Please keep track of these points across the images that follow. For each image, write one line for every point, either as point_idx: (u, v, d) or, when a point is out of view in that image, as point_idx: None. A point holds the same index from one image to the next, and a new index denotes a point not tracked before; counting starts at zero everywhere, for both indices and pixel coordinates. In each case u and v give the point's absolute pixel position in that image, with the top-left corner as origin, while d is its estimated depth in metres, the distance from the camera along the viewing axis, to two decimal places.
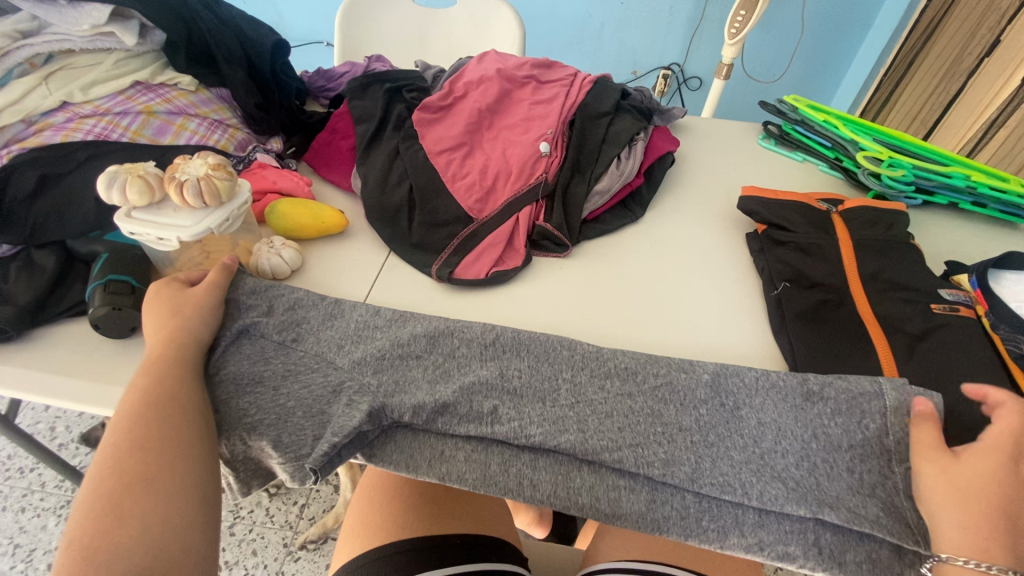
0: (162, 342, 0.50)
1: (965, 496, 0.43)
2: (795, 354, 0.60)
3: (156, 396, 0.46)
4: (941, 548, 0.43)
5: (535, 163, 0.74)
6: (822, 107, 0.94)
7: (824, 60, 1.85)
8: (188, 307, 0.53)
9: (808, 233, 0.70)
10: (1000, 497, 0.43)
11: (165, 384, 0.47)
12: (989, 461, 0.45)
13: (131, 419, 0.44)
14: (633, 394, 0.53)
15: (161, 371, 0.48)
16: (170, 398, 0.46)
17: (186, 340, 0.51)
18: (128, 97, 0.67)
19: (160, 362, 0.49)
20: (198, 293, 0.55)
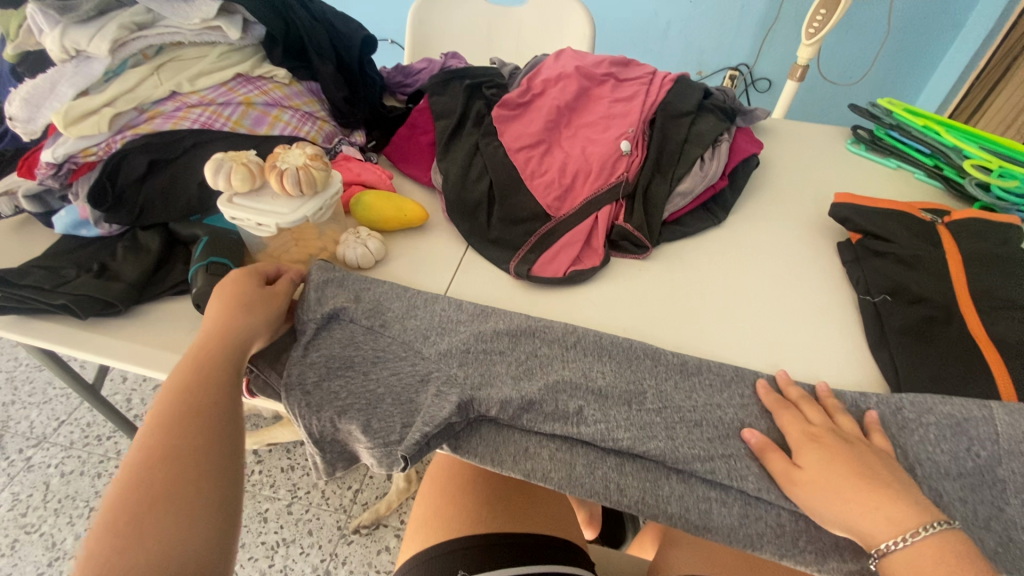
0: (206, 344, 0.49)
1: (839, 485, 0.44)
2: (897, 374, 0.57)
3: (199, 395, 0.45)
4: (874, 546, 0.43)
5: (616, 162, 0.73)
6: (921, 110, 0.88)
7: (909, 60, 1.74)
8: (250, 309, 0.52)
9: (910, 244, 0.65)
10: (859, 466, 0.45)
11: (207, 384, 0.46)
12: (818, 445, 0.47)
13: (162, 424, 0.42)
14: (723, 406, 0.52)
15: (202, 373, 0.46)
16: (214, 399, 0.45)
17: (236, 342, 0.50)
18: (230, 89, 0.69)
19: (202, 364, 0.47)
20: (256, 296, 0.54)
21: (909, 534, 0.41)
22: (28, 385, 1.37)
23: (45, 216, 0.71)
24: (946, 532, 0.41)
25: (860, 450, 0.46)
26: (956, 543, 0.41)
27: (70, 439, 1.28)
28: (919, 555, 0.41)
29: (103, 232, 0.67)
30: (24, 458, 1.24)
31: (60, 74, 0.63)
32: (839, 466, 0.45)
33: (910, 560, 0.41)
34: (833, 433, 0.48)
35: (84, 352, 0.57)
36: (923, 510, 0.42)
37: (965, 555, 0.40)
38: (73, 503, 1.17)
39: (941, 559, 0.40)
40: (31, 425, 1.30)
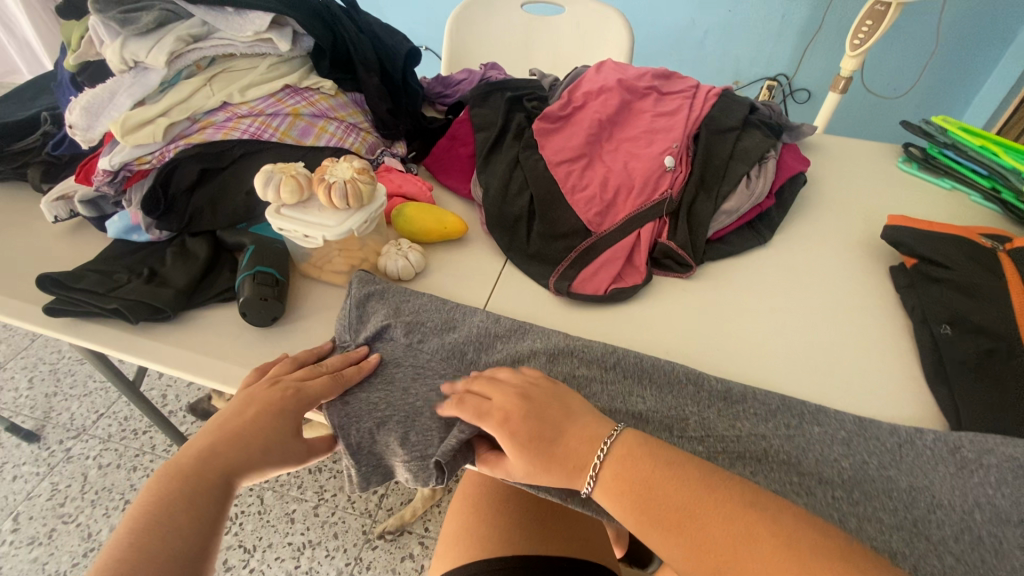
0: (200, 456, 0.47)
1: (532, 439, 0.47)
2: (958, 410, 0.54)
3: (170, 522, 0.43)
4: (582, 485, 0.46)
5: (660, 178, 0.72)
6: (978, 129, 0.84)
7: (958, 72, 1.67)
8: (265, 437, 0.49)
9: (970, 272, 0.61)
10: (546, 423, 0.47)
11: (182, 511, 0.43)
12: (512, 431, 0.47)
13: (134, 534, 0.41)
14: (768, 436, 0.50)
15: (183, 496, 0.44)
16: (183, 530, 0.43)
17: (232, 469, 0.47)
18: (278, 100, 0.70)
19: (189, 483, 0.45)
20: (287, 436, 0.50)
21: (594, 462, 0.45)
22: (70, 377, 1.42)
23: (99, 220, 0.73)
24: (618, 443, 0.45)
25: (544, 414, 0.47)
26: (629, 442, 0.45)
27: (108, 432, 1.31)
28: (607, 477, 0.44)
29: (153, 238, 0.69)
30: (63, 449, 1.28)
31: (119, 83, 0.65)
32: (535, 450, 0.46)
33: (605, 483, 0.44)
34: (515, 413, 0.47)
35: (131, 356, 0.58)
36: (601, 432, 0.47)
37: (635, 451, 0.44)
38: (108, 495, 1.21)
39: (620, 469, 0.44)
40: (72, 416, 1.34)
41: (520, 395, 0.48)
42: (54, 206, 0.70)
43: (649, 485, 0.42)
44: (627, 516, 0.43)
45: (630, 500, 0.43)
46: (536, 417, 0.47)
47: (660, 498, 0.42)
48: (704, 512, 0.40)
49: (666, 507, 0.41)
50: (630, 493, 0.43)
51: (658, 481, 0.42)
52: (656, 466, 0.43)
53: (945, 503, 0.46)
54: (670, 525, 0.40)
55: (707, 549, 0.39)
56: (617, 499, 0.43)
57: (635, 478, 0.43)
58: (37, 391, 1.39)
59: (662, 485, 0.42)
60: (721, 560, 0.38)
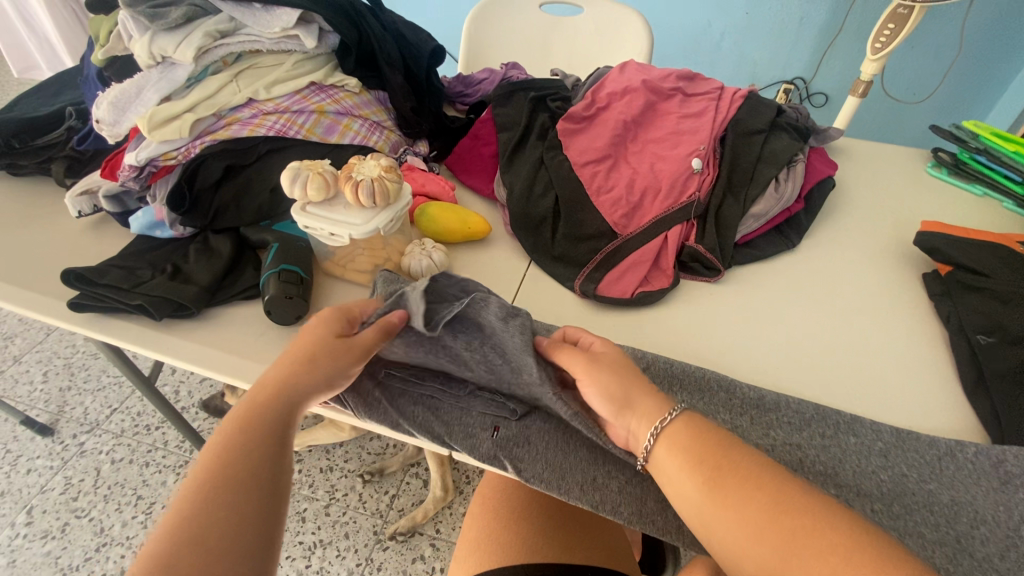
0: (256, 390, 0.44)
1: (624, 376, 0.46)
2: (1000, 422, 0.52)
3: (236, 454, 0.40)
4: (647, 433, 0.44)
5: (687, 181, 0.71)
6: (1012, 135, 0.82)
7: (981, 76, 1.64)
8: (311, 351, 0.46)
9: (1009, 280, 0.60)
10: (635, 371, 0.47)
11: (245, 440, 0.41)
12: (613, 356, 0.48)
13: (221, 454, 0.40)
14: (803, 446, 0.49)
15: (244, 429, 0.41)
16: (251, 459, 0.40)
17: (291, 391, 0.44)
18: (303, 97, 0.70)
19: (247, 416, 0.42)
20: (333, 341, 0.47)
21: (663, 417, 0.44)
22: (84, 372, 1.42)
23: (121, 216, 0.72)
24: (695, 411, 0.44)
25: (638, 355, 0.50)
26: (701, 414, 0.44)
27: (121, 427, 1.32)
28: (691, 419, 0.43)
29: (176, 234, 0.68)
30: (77, 443, 1.28)
31: (146, 79, 0.65)
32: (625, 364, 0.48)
33: (687, 423, 0.43)
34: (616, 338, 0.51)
35: (156, 352, 0.58)
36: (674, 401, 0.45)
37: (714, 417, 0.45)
38: (121, 490, 1.21)
39: (705, 422, 0.43)
40: (86, 411, 1.35)
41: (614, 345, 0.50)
42: (78, 201, 0.70)
43: (733, 443, 0.41)
44: (690, 468, 0.40)
45: (711, 445, 0.41)
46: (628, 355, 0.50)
47: (740, 452, 0.40)
48: (783, 479, 0.38)
49: (745, 462, 0.40)
50: (713, 440, 0.41)
51: (741, 443, 0.42)
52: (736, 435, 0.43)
53: (989, 518, 0.45)
54: (744, 476, 0.39)
55: (782, 509, 0.36)
56: (693, 440, 0.42)
57: (717, 433, 0.42)
58: (51, 385, 1.39)
59: (736, 451, 0.41)
60: (795, 523, 0.36)
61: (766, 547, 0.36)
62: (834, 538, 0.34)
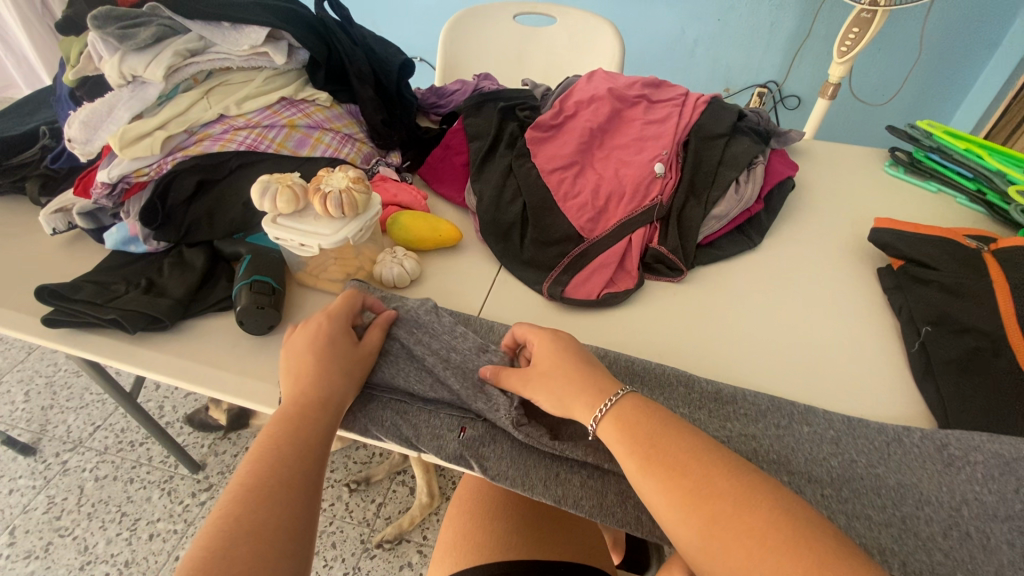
0: (296, 391, 0.49)
1: (563, 361, 0.49)
2: (946, 408, 0.55)
3: (285, 450, 0.44)
4: (589, 419, 0.46)
5: (650, 184, 0.73)
6: (963, 133, 0.85)
7: (944, 77, 1.70)
8: (338, 363, 0.52)
9: (955, 272, 0.62)
10: (575, 357, 0.49)
11: (294, 441, 0.45)
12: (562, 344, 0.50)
13: (271, 442, 0.45)
14: (758, 436, 0.51)
15: (291, 433, 0.46)
16: (302, 459, 0.45)
17: (323, 393, 0.49)
18: (274, 112, 0.72)
19: (290, 415, 0.47)
20: (352, 352, 0.53)
21: (602, 405, 0.45)
22: (67, 390, 1.41)
23: (97, 232, 0.73)
24: (630, 395, 0.46)
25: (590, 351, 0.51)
26: (637, 399, 0.46)
27: (105, 444, 1.31)
28: (619, 411, 0.45)
29: (151, 249, 0.70)
30: (60, 462, 1.28)
31: (117, 97, 0.66)
32: (563, 359, 0.49)
33: (617, 415, 0.45)
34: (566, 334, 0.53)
35: (131, 365, 0.59)
36: (615, 385, 0.47)
37: (651, 405, 0.45)
38: (105, 508, 1.20)
39: (635, 412, 0.45)
40: (68, 429, 1.34)
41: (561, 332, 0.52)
42: (53, 218, 0.71)
43: (666, 430, 0.43)
44: (627, 452, 0.43)
45: (646, 430, 0.43)
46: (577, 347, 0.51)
47: (676, 437, 0.42)
48: (711, 467, 0.40)
49: (675, 448, 0.41)
50: (642, 432, 0.43)
51: (673, 430, 0.43)
52: (677, 421, 0.44)
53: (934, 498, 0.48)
54: (678, 462, 0.40)
55: (706, 494, 0.38)
56: (623, 433, 0.44)
57: (647, 423, 0.43)
58: (33, 404, 1.39)
59: (670, 436, 0.42)
60: (719, 507, 0.38)
61: (691, 527, 0.38)
62: (754, 521, 0.36)
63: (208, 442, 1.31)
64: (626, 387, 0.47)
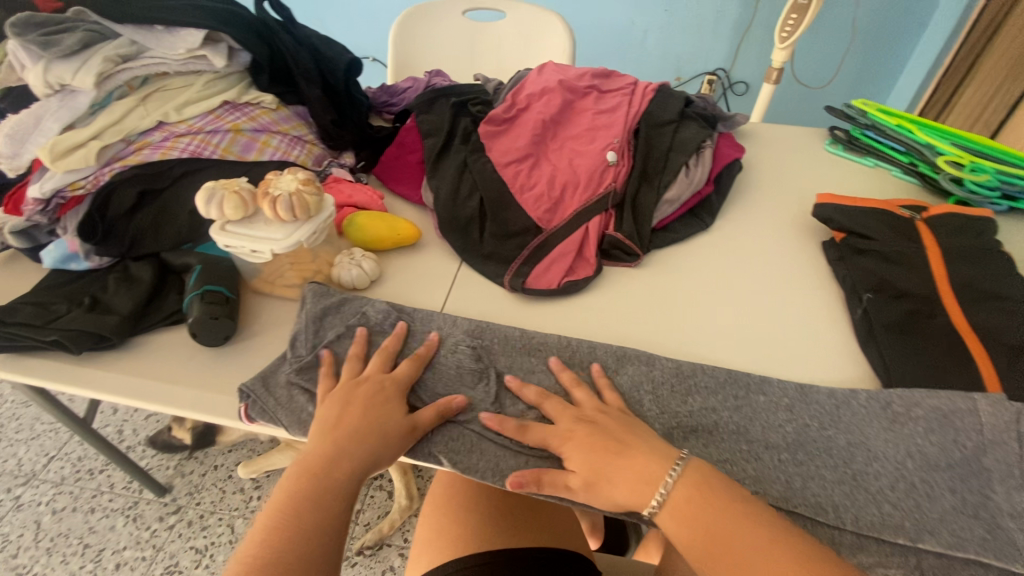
0: (330, 437, 0.48)
1: (597, 449, 0.49)
2: (887, 369, 0.58)
3: (312, 507, 0.45)
4: (645, 508, 0.46)
5: (604, 173, 0.74)
6: (894, 109, 0.90)
7: (878, 58, 1.78)
8: (381, 424, 0.49)
9: (892, 242, 0.67)
10: (615, 439, 0.49)
11: (320, 503, 0.45)
12: (584, 434, 0.50)
13: (297, 490, 0.45)
14: (718, 409, 0.54)
15: (314, 497, 0.45)
16: (325, 522, 0.45)
17: (362, 453, 0.48)
18: (217, 117, 0.70)
19: (320, 466, 0.46)
20: (393, 414, 0.50)
21: (661, 488, 0.46)
22: (15, 422, 1.34)
23: (33, 251, 0.70)
24: (686, 471, 0.46)
25: (618, 431, 0.50)
26: (694, 473, 0.46)
27: (61, 475, 1.25)
28: (675, 502, 0.45)
29: (93, 265, 0.66)
30: (12, 498, 1.21)
31: (44, 108, 0.63)
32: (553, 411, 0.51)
33: (675, 501, 0.45)
34: (587, 422, 0.51)
35: (79, 387, 0.56)
36: (666, 456, 0.48)
37: (706, 483, 0.46)
38: (66, 541, 1.15)
39: (694, 489, 0.45)
40: (19, 462, 1.27)
41: (582, 418, 0.51)
42: None
43: (725, 509, 0.44)
44: (689, 539, 0.44)
45: (704, 511, 0.44)
46: (607, 436, 0.49)
47: (733, 517, 0.44)
48: (778, 562, 0.41)
49: (733, 542, 0.43)
50: (696, 522, 0.44)
51: (731, 521, 0.43)
52: (736, 495, 0.45)
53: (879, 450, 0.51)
54: (734, 547, 0.43)
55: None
56: (682, 521, 0.45)
57: (707, 504, 0.45)
58: None
59: (728, 519, 0.44)
60: None
61: None
62: None
63: (173, 463, 1.27)
64: (685, 460, 0.47)
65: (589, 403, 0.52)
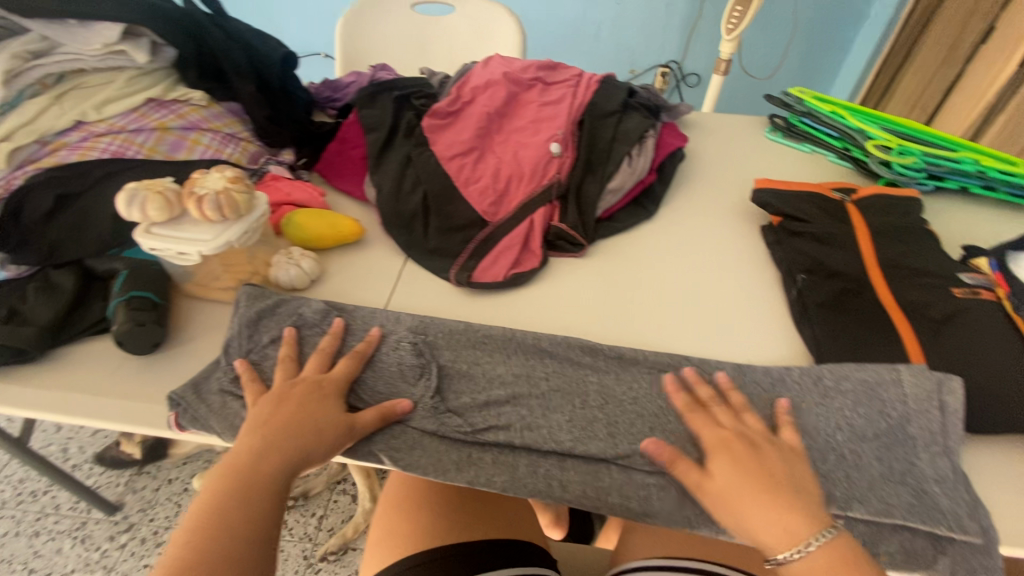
0: (262, 436, 0.46)
1: (745, 486, 0.46)
2: (819, 346, 0.60)
3: (238, 508, 0.42)
4: (770, 555, 0.45)
5: (548, 164, 0.74)
6: (828, 97, 0.93)
7: (821, 49, 1.84)
8: (315, 420, 0.48)
9: (824, 224, 0.69)
10: (767, 479, 0.46)
11: (248, 503, 0.43)
12: (738, 464, 0.47)
13: (224, 490, 0.43)
14: (662, 392, 0.54)
15: (241, 495, 0.43)
16: (252, 523, 0.42)
17: (295, 452, 0.46)
18: (141, 115, 0.67)
19: (249, 466, 0.44)
20: (328, 413, 0.49)
21: (802, 544, 0.44)
22: None
23: None
24: (835, 539, 0.44)
25: (773, 468, 0.47)
26: (842, 546, 0.44)
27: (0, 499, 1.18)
28: (814, 562, 0.43)
29: (11, 274, 0.62)
30: None
31: None
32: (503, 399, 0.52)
33: (811, 562, 0.43)
34: (722, 448, 0.49)
35: None
36: (821, 516, 0.45)
37: (853, 560, 0.43)
38: (8, 568, 1.09)
39: (837, 561, 0.43)
40: None
41: (728, 447, 0.49)
42: None
43: None
44: None
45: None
46: (760, 473, 0.47)
47: None
48: None
49: None
50: None
51: None
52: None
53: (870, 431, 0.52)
54: None
55: None
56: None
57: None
58: None
59: None
60: None
61: None
62: None
63: (123, 480, 1.21)
64: (836, 529, 0.44)
65: (726, 419, 0.51)
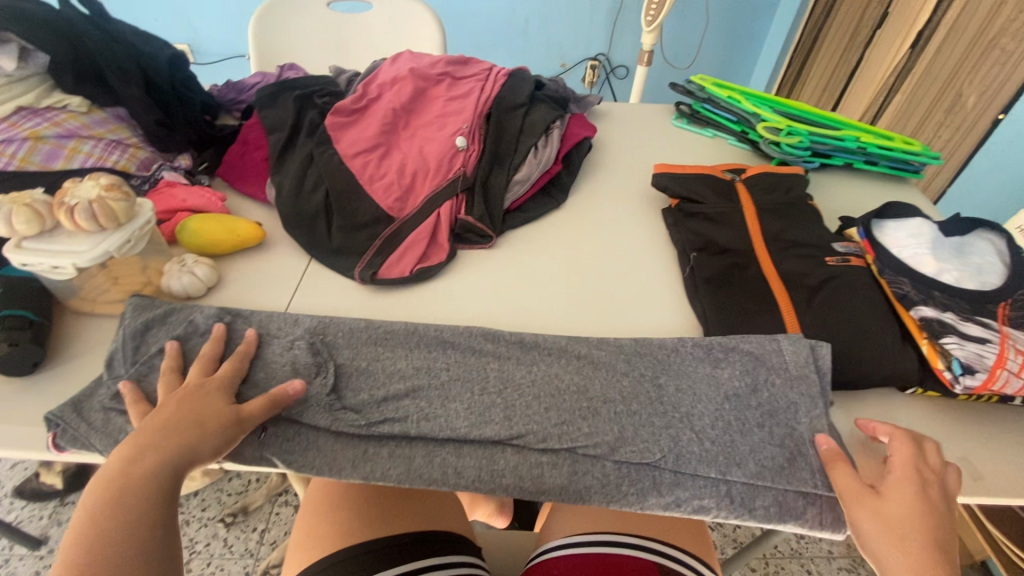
0: (140, 441, 0.44)
1: (913, 526, 0.44)
2: (706, 319, 0.63)
3: (117, 516, 0.39)
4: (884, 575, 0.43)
5: (453, 158, 0.75)
6: (725, 83, 0.97)
7: (739, 38, 1.92)
8: (198, 415, 0.46)
9: (715, 203, 0.73)
10: (946, 541, 0.43)
11: (128, 509, 0.40)
12: (924, 514, 0.45)
13: (99, 501, 0.40)
14: (560, 372, 0.56)
15: (116, 502, 0.40)
16: (136, 528, 0.40)
17: (177, 451, 0.44)
18: (12, 125, 0.64)
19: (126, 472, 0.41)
20: (214, 410, 0.47)
21: None
22: None
23: None
24: None
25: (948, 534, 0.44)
26: None
27: None
28: None
29: None
30: None
31: None
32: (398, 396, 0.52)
33: None
34: (942, 504, 0.46)
35: None
36: None
37: None
38: None
39: None
40: None
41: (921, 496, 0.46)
42: None
43: None
44: None
45: None
46: (939, 528, 0.44)
47: None
48: None
49: None
50: None
51: None
52: None
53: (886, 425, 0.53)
54: None
55: None
56: None
57: None
58: None
59: None
60: None
61: None
62: None
63: (47, 512, 1.15)
64: None
65: (930, 461, 0.49)
